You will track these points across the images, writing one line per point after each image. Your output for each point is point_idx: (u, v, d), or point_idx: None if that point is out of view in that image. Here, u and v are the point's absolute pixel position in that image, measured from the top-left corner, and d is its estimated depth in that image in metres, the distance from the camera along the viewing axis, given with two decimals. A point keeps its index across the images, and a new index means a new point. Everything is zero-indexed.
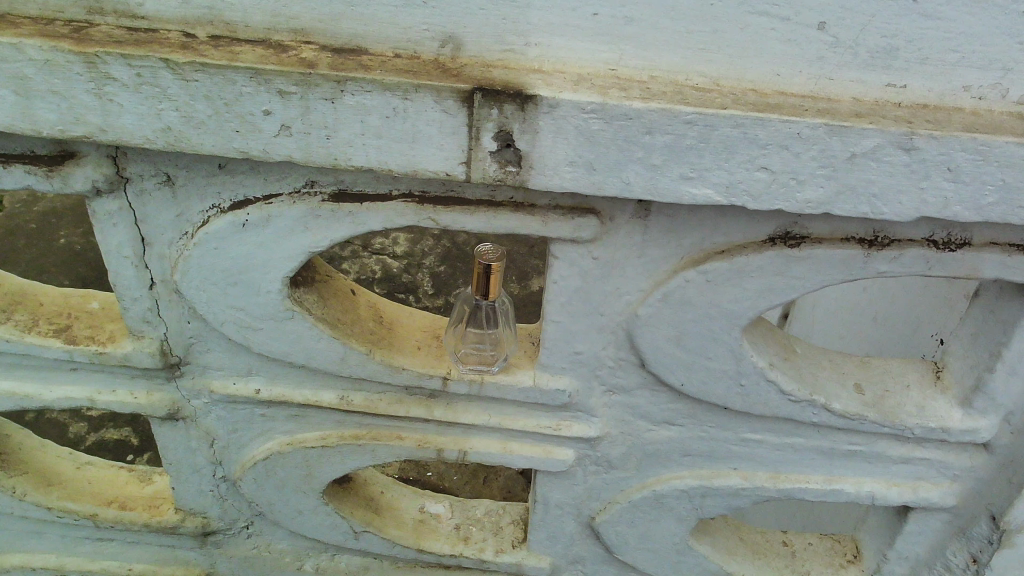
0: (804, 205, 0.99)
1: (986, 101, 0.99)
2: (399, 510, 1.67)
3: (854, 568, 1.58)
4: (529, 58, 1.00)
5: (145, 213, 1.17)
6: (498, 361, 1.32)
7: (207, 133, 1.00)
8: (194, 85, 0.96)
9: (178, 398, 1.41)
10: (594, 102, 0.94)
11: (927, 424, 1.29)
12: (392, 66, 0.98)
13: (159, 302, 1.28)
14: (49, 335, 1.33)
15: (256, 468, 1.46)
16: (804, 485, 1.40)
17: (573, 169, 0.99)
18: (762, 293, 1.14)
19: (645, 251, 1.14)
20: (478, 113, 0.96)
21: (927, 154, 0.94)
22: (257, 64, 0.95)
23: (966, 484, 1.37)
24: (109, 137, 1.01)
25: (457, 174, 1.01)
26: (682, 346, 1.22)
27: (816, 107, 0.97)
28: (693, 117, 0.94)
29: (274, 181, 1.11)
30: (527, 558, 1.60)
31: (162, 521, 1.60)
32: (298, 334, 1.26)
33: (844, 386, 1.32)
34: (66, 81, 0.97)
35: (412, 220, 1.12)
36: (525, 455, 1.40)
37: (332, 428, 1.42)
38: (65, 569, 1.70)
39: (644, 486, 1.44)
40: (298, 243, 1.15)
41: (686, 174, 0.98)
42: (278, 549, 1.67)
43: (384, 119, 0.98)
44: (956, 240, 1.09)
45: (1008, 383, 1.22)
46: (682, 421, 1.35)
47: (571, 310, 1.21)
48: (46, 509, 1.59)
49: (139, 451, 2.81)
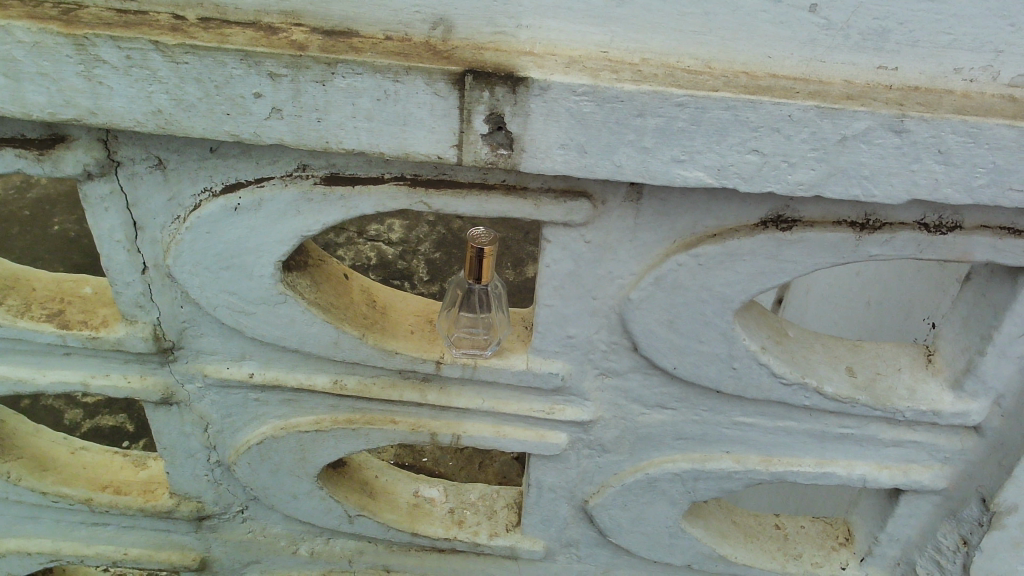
0: (796, 186, 0.99)
1: (977, 83, 0.99)
2: (394, 493, 1.67)
3: (846, 550, 1.60)
4: (521, 40, 1.00)
5: (136, 197, 1.17)
6: (491, 345, 1.32)
7: (198, 116, 1.00)
8: (184, 67, 0.96)
9: (171, 383, 1.41)
10: (585, 84, 0.94)
11: (919, 407, 1.29)
12: (384, 49, 0.97)
13: (152, 286, 1.28)
14: (41, 320, 1.33)
15: (250, 452, 1.46)
16: (796, 468, 1.41)
17: (565, 152, 0.99)
18: (755, 276, 1.14)
19: (638, 235, 1.14)
20: (469, 96, 0.96)
21: (918, 136, 0.94)
22: (247, 46, 0.95)
23: (956, 467, 1.38)
24: (99, 121, 1.01)
25: (449, 157, 1.01)
26: (674, 329, 1.22)
27: (808, 90, 0.97)
28: (685, 99, 0.94)
29: (266, 164, 1.11)
30: (521, 541, 1.61)
31: (158, 505, 1.61)
32: (291, 318, 1.26)
33: (835, 369, 1.32)
34: (56, 63, 0.96)
35: (404, 204, 1.12)
36: (519, 438, 1.40)
37: (326, 412, 1.42)
38: (61, 554, 1.70)
39: (637, 469, 1.45)
40: (290, 227, 1.15)
41: (677, 157, 0.98)
42: (272, 533, 1.68)
43: (375, 101, 0.97)
44: (947, 224, 1.09)
45: (999, 366, 1.23)
46: (675, 404, 1.36)
47: (563, 293, 1.22)
48: (41, 493, 1.59)
49: (135, 437, 2.83)
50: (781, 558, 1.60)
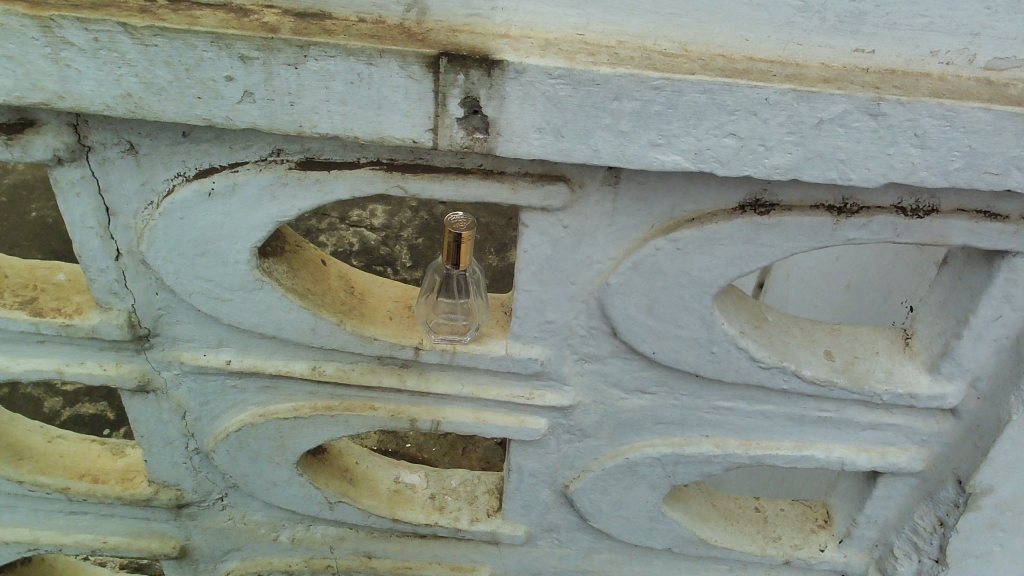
0: (773, 170, 0.99)
1: (953, 66, 0.99)
2: (375, 480, 1.67)
3: (825, 533, 1.61)
4: (496, 23, 0.99)
5: (108, 182, 1.15)
6: (470, 331, 1.31)
7: (169, 100, 0.98)
8: (153, 50, 0.94)
9: (148, 370, 1.39)
10: (561, 67, 0.93)
11: (896, 390, 1.30)
12: (357, 31, 0.96)
13: (127, 273, 1.26)
14: (14, 308, 1.31)
15: (228, 440, 1.45)
16: (774, 452, 1.41)
17: (541, 136, 0.98)
18: (733, 260, 1.14)
19: (616, 220, 1.14)
20: (443, 79, 0.95)
21: (894, 119, 0.94)
22: (218, 28, 0.94)
23: (933, 449, 1.39)
24: (67, 104, 0.99)
25: (424, 141, 1.00)
26: (653, 314, 1.22)
27: (784, 73, 0.96)
28: (662, 82, 0.93)
29: (240, 149, 1.10)
30: (502, 526, 1.61)
31: (136, 493, 1.59)
32: (268, 305, 1.25)
33: (813, 353, 1.33)
34: (22, 45, 0.95)
35: (380, 188, 1.11)
36: (499, 424, 1.40)
37: (305, 399, 1.41)
38: (38, 543, 1.69)
39: (618, 453, 1.45)
40: (265, 212, 1.14)
41: (654, 141, 0.98)
42: (253, 521, 1.67)
43: (349, 85, 0.96)
44: (924, 207, 1.09)
45: (975, 348, 1.24)
46: (654, 389, 1.36)
47: (542, 278, 1.21)
48: (17, 482, 1.58)
49: (116, 425, 2.85)
50: (761, 541, 1.61)
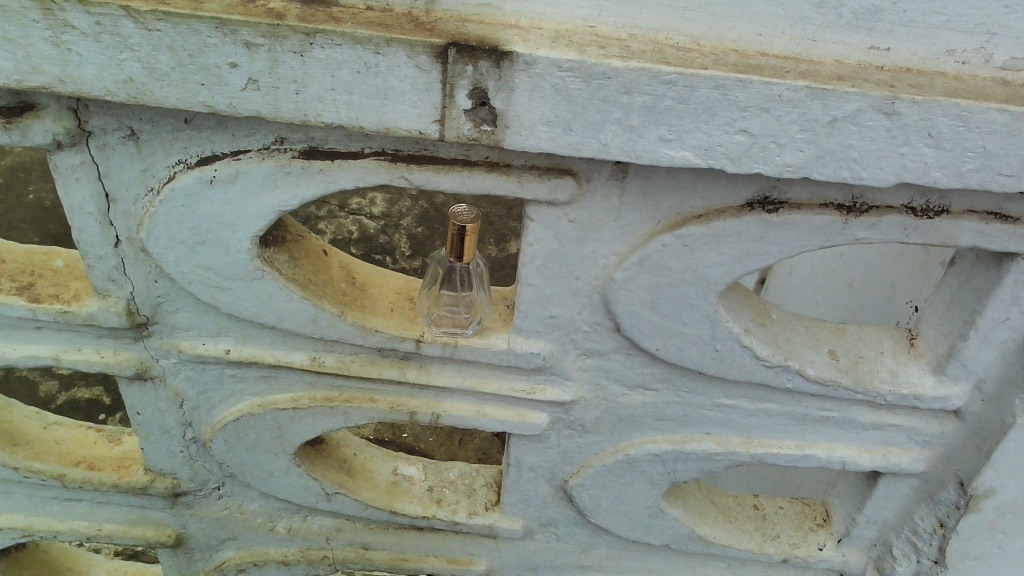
0: (783, 168, 0.98)
1: (970, 65, 0.97)
2: (373, 471, 1.66)
3: (824, 532, 1.61)
4: (505, 13, 0.97)
5: (108, 168, 1.14)
6: (472, 324, 1.30)
7: (171, 86, 0.97)
8: (157, 35, 0.93)
9: (146, 358, 1.38)
10: (571, 60, 0.92)
11: (899, 391, 1.29)
12: (365, 19, 0.94)
13: (125, 260, 1.25)
14: (11, 293, 1.29)
15: (226, 429, 1.44)
16: (776, 450, 1.41)
17: (550, 129, 0.97)
18: (740, 258, 1.13)
19: (622, 215, 1.13)
20: (452, 69, 0.93)
21: (908, 118, 0.93)
22: (222, 14, 0.92)
23: (935, 450, 1.38)
24: (68, 89, 0.97)
25: (431, 132, 0.98)
26: (657, 311, 1.21)
27: (798, 69, 0.95)
28: (674, 77, 0.92)
29: (243, 137, 1.08)
30: (500, 520, 1.60)
31: (132, 481, 1.58)
32: (268, 295, 1.24)
33: (818, 352, 1.32)
34: (22, 27, 0.93)
35: (385, 179, 1.09)
36: (499, 418, 1.39)
37: (304, 390, 1.40)
38: (33, 529, 1.68)
39: (618, 450, 1.44)
40: (267, 201, 1.12)
41: (664, 136, 0.96)
42: (249, 511, 1.66)
43: (356, 74, 0.95)
44: (934, 207, 1.08)
45: (981, 351, 1.23)
46: (656, 385, 1.35)
47: (547, 273, 1.20)
48: (12, 469, 1.56)
49: (111, 411, 2.83)
50: (759, 539, 1.61)
